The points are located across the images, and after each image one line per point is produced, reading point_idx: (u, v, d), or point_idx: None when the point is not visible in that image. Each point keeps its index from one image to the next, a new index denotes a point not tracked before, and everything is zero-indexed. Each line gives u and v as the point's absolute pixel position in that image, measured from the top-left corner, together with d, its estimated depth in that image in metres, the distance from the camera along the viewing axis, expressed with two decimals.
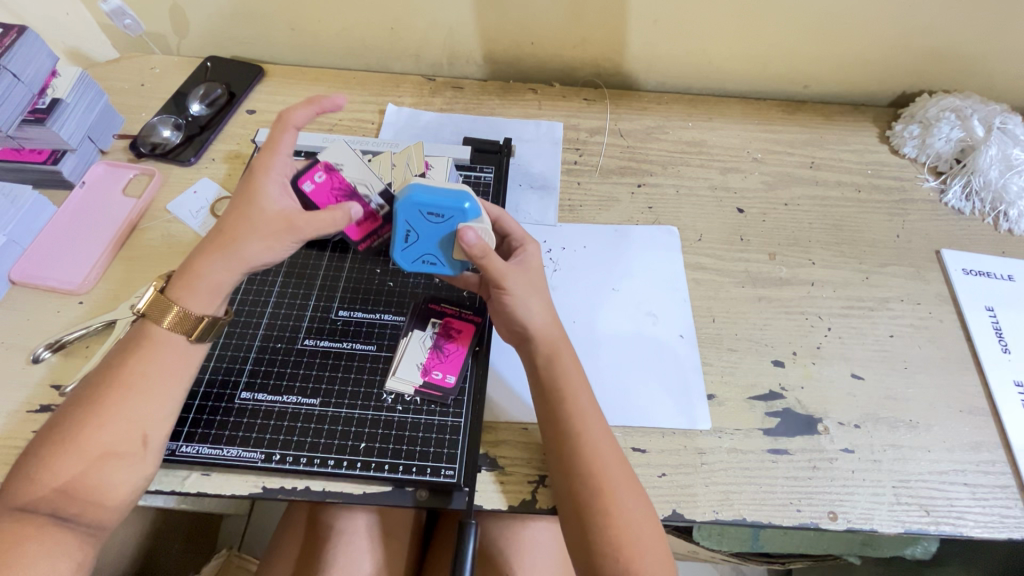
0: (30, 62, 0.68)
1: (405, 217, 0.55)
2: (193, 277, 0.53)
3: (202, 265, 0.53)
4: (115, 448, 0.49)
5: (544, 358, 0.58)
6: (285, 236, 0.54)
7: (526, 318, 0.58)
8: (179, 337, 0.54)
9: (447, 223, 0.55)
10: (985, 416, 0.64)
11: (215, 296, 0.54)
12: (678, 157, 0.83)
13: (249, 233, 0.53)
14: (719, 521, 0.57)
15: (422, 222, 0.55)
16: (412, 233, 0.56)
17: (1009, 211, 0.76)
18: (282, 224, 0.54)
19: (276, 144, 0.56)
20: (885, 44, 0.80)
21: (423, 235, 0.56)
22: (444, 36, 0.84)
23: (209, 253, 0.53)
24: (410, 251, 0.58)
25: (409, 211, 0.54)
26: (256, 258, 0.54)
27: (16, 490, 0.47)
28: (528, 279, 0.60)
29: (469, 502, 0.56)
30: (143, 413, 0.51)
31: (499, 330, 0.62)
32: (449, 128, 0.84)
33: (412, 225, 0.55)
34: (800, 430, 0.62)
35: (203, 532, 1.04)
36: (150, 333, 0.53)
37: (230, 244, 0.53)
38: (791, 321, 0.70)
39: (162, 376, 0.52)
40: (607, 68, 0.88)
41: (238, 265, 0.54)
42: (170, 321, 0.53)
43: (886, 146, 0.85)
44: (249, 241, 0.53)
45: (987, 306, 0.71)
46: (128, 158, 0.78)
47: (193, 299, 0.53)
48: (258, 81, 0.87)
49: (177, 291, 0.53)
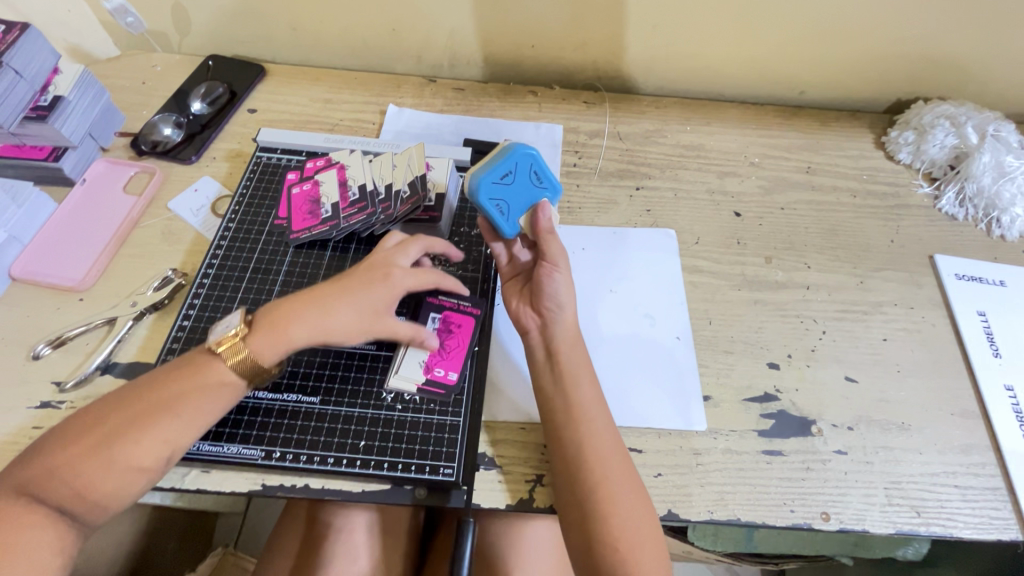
0: (33, 59, 0.68)
1: (517, 160, 0.60)
2: (265, 329, 0.55)
3: (275, 320, 0.55)
4: (134, 461, 0.49)
5: (564, 343, 0.59)
6: (363, 325, 0.57)
7: (563, 301, 0.60)
8: (235, 382, 0.54)
9: (538, 190, 0.61)
10: (975, 419, 0.65)
11: (277, 353, 0.55)
12: (676, 160, 0.84)
13: (329, 308, 0.56)
14: (714, 521, 0.58)
15: (525, 177, 0.60)
16: (511, 176, 0.60)
17: (1002, 217, 0.77)
18: (370, 317, 0.57)
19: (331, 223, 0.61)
20: (881, 51, 0.81)
21: (517, 185, 0.60)
22: (445, 37, 0.84)
23: (286, 314, 0.56)
24: (496, 188, 0.59)
25: (523, 159, 0.60)
26: (306, 337, 0.56)
27: (27, 471, 0.47)
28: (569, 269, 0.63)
29: (467, 501, 0.56)
30: (174, 431, 0.51)
31: (524, 315, 0.63)
32: (449, 129, 0.84)
33: (515, 170, 0.60)
34: (794, 432, 0.63)
35: (199, 530, 1.04)
36: (204, 365, 0.54)
37: (297, 316, 0.55)
38: (786, 324, 0.71)
39: (202, 406, 0.53)
40: (606, 72, 0.88)
41: (286, 342, 0.55)
42: (234, 361, 0.54)
43: (881, 152, 0.86)
44: (344, 301, 0.56)
45: (978, 311, 0.72)
46: (129, 156, 0.79)
47: (261, 350, 0.54)
48: (259, 80, 0.88)
49: (255, 335, 0.55)
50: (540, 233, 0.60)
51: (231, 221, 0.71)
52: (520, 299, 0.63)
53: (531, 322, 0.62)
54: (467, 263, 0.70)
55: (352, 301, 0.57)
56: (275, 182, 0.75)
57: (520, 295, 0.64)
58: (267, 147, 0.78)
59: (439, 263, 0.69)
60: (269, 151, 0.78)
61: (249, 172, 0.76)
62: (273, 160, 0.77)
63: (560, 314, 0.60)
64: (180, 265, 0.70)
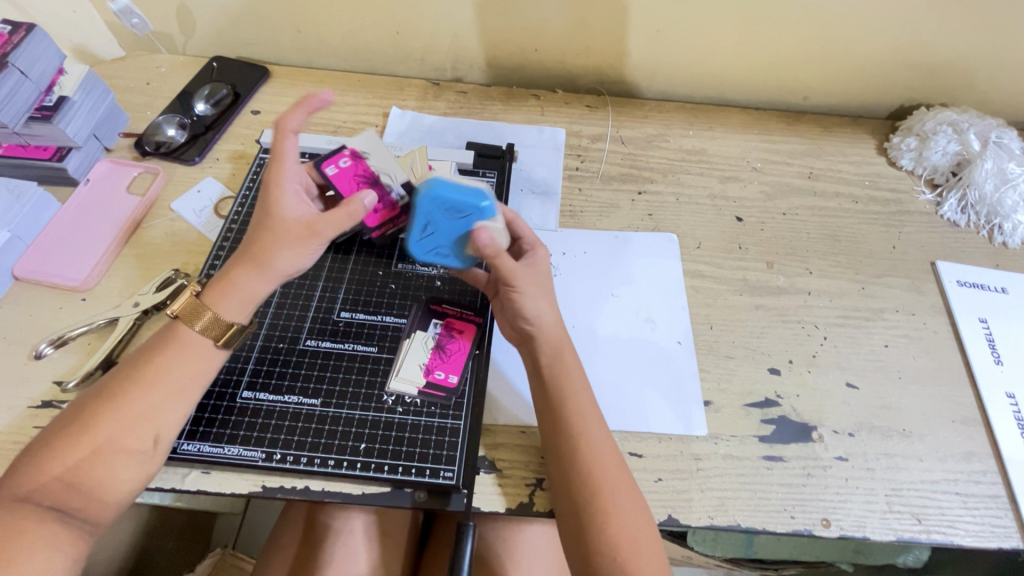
0: (37, 59, 0.68)
1: (427, 209, 0.57)
2: (228, 285, 0.55)
3: (236, 275, 0.55)
4: (125, 445, 0.50)
5: (549, 357, 0.59)
6: (308, 241, 0.55)
7: (534, 313, 0.59)
8: (208, 341, 0.55)
9: (466, 220, 0.57)
10: (976, 426, 0.65)
11: (249, 303, 0.55)
12: (679, 165, 0.84)
13: (276, 242, 0.54)
14: (714, 526, 0.58)
15: (444, 216, 0.57)
16: (431, 225, 0.58)
17: (1004, 224, 0.77)
18: (302, 230, 0.55)
19: (282, 155, 0.56)
20: (884, 58, 0.81)
21: (442, 227, 0.58)
22: (449, 40, 0.85)
23: (243, 264, 0.55)
24: (426, 243, 0.60)
25: (432, 203, 0.56)
26: (287, 265, 0.55)
27: (21, 479, 0.47)
28: (539, 277, 0.62)
29: (467, 505, 0.56)
30: (162, 413, 0.52)
31: (503, 327, 0.63)
32: (452, 132, 0.85)
33: (431, 218, 0.58)
34: (795, 438, 0.63)
35: (197, 531, 1.04)
36: (179, 332, 0.54)
37: (263, 255, 0.54)
38: (788, 330, 0.71)
39: (186, 376, 0.53)
40: (609, 76, 0.88)
41: (273, 276, 0.55)
42: (201, 323, 0.54)
43: (884, 158, 0.86)
44: (281, 245, 0.54)
45: (980, 317, 0.72)
46: (133, 156, 0.79)
47: (228, 306, 0.55)
48: (263, 82, 0.88)
49: (213, 296, 0.55)
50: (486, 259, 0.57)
51: (233, 223, 0.72)
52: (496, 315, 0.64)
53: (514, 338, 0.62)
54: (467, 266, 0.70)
55: (286, 241, 0.54)
56: None
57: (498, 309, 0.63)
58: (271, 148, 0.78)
59: (442, 267, 0.70)
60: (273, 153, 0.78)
61: (252, 174, 0.76)
62: None
63: (535, 329, 0.60)
64: (182, 266, 0.70)
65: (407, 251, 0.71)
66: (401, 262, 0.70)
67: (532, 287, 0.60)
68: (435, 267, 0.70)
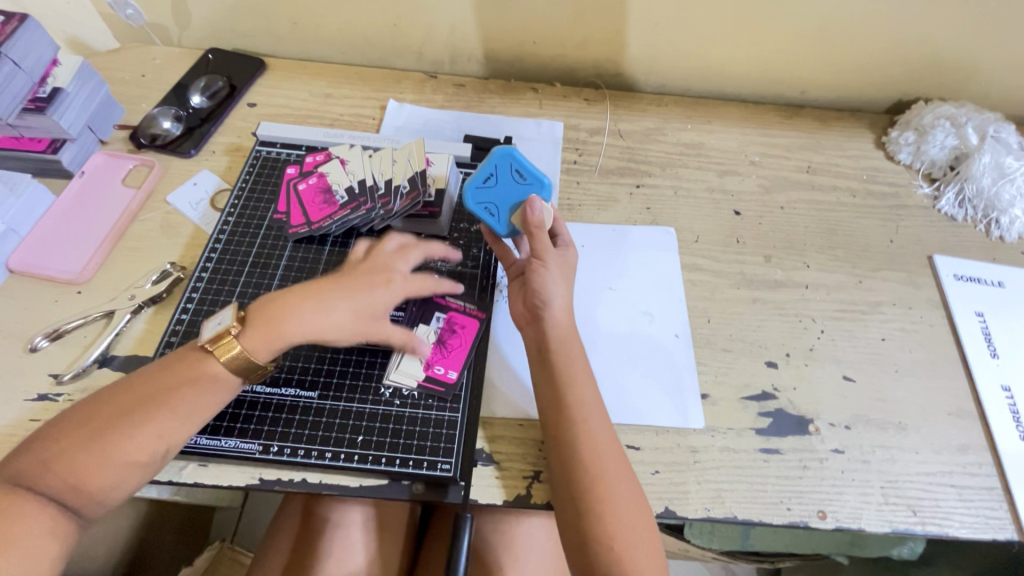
0: (30, 50, 0.67)
1: (496, 162, 0.63)
2: (274, 314, 0.56)
3: (281, 310, 0.56)
4: (129, 455, 0.49)
5: (555, 341, 0.59)
6: (363, 293, 0.58)
7: (551, 293, 0.60)
8: (233, 378, 0.55)
9: (525, 186, 0.63)
10: (972, 419, 0.65)
11: (276, 346, 0.55)
12: (677, 158, 0.84)
13: (345, 291, 0.57)
14: (711, 518, 0.58)
15: (508, 175, 0.63)
16: (493, 178, 0.63)
17: (1001, 218, 0.78)
18: (378, 287, 0.59)
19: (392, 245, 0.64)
20: (883, 51, 0.81)
21: (501, 185, 0.63)
22: (447, 33, 0.84)
23: (305, 297, 0.56)
24: (480, 194, 0.63)
25: (503, 159, 0.63)
26: (334, 318, 0.56)
27: (24, 473, 0.47)
28: (565, 265, 0.63)
29: (464, 497, 0.56)
30: (175, 432, 0.51)
31: (516, 307, 0.63)
32: (450, 125, 0.84)
33: (497, 172, 0.63)
34: (792, 430, 0.63)
35: (196, 525, 1.04)
36: (205, 360, 0.54)
37: (329, 299, 0.57)
38: (785, 323, 0.71)
39: (203, 402, 0.53)
40: (607, 69, 0.88)
41: (310, 328, 0.56)
42: (228, 357, 0.54)
43: (882, 152, 0.86)
44: (342, 294, 0.57)
45: (976, 311, 0.72)
46: (128, 148, 0.78)
47: (258, 342, 0.55)
48: (260, 74, 0.87)
49: (253, 340, 0.55)
50: (529, 227, 0.61)
51: (230, 215, 0.71)
52: (514, 294, 0.64)
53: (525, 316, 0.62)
54: (466, 260, 0.70)
55: (353, 297, 0.57)
56: (275, 176, 0.75)
57: (516, 288, 0.64)
58: (267, 141, 0.78)
59: (439, 260, 0.70)
60: (269, 146, 0.78)
61: (249, 167, 0.75)
62: (272, 154, 0.77)
63: (550, 310, 0.60)
64: (179, 259, 0.70)
65: None
66: None
67: (558, 271, 0.61)
68: (433, 260, 0.69)
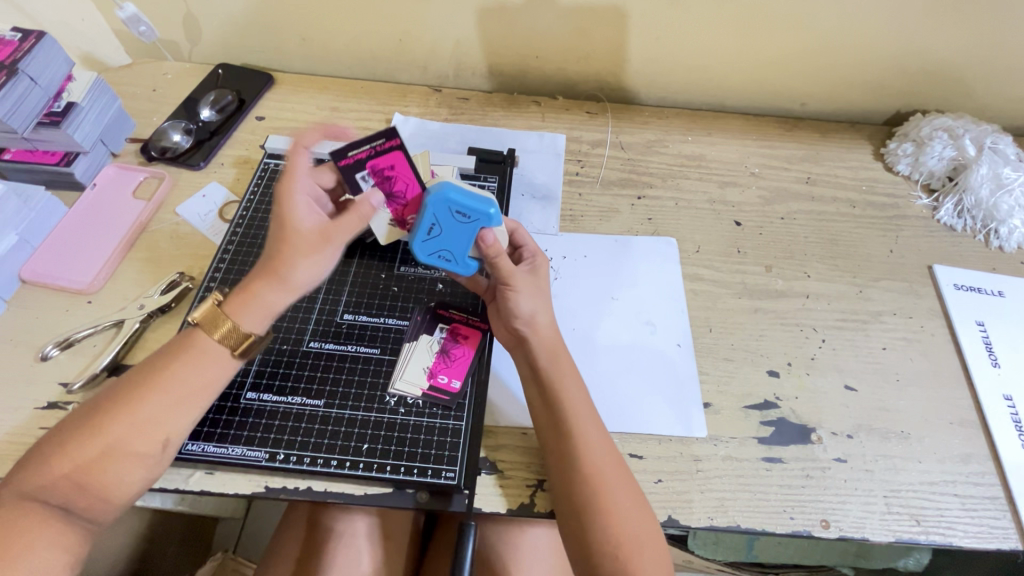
0: (47, 66, 0.69)
1: (434, 210, 0.57)
2: (249, 297, 0.55)
3: (256, 287, 0.55)
4: (133, 448, 0.50)
5: (544, 358, 0.59)
6: (323, 248, 0.56)
7: (528, 312, 0.61)
8: (225, 351, 0.55)
9: (471, 225, 0.58)
10: (974, 428, 0.65)
11: (269, 315, 0.56)
12: (677, 170, 0.85)
13: (293, 252, 0.55)
14: (714, 527, 0.58)
15: (450, 220, 0.58)
16: (436, 227, 0.58)
17: (1000, 228, 0.78)
18: (317, 239, 0.56)
19: (294, 168, 0.59)
20: (879, 65, 0.82)
21: (448, 231, 0.58)
22: (451, 48, 0.86)
23: (263, 276, 0.55)
24: (430, 245, 0.60)
25: (439, 206, 0.57)
26: (306, 277, 0.56)
27: (28, 476, 0.48)
28: (538, 282, 0.63)
29: (468, 505, 0.57)
30: (172, 418, 0.52)
31: (497, 331, 0.64)
32: (454, 137, 0.86)
33: (437, 220, 0.58)
34: (794, 439, 0.64)
35: (199, 535, 1.04)
36: (197, 342, 0.55)
37: (281, 269, 0.55)
38: (786, 332, 0.71)
39: (199, 383, 0.54)
40: (608, 82, 0.90)
41: (293, 288, 0.56)
42: (221, 333, 0.55)
43: (881, 163, 0.87)
44: (301, 258, 0.55)
45: (977, 321, 0.72)
46: (139, 161, 0.80)
47: (248, 319, 0.55)
48: (268, 88, 0.89)
49: (233, 308, 0.55)
50: (491, 258, 0.59)
51: (238, 227, 0.73)
52: (491, 318, 0.65)
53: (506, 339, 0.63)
54: None
55: (307, 254, 0.55)
56: None
57: (492, 312, 0.64)
58: (275, 154, 0.80)
59: (444, 270, 0.70)
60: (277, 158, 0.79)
61: (257, 178, 0.77)
62: (281, 166, 0.78)
63: (529, 330, 0.61)
64: (187, 269, 0.71)
65: (410, 254, 0.72)
66: (403, 265, 0.71)
67: (529, 289, 0.62)
68: (437, 270, 0.70)
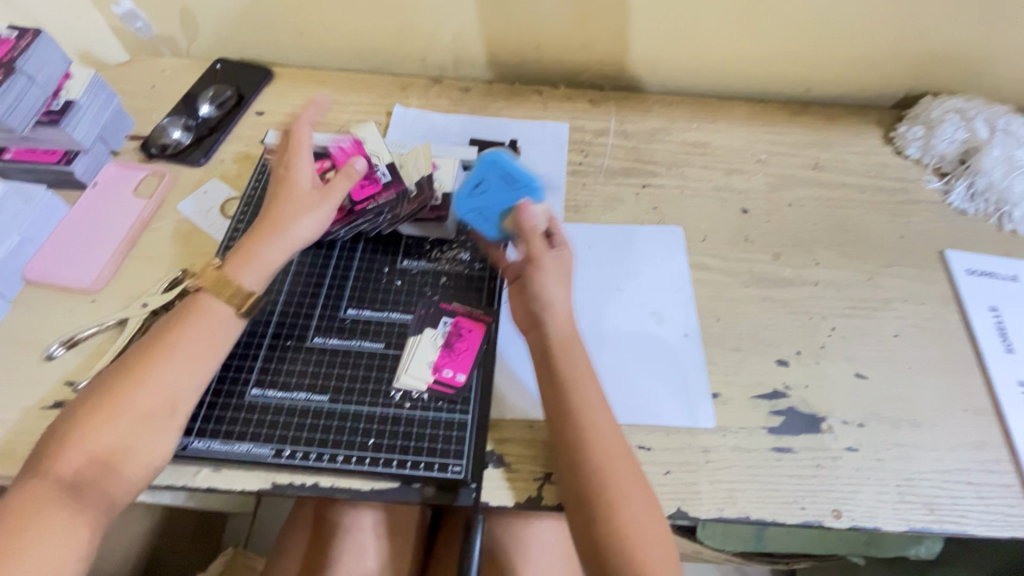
0: (44, 64, 0.69)
1: (483, 170, 0.65)
2: (248, 257, 0.58)
3: (253, 245, 0.58)
4: (141, 410, 0.51)
5: (560, 347, 0.58)
6: (320, 206, 0.60)
7: (552, 300, 0.60)
8: (228, 310, 0.56)
9: (514, 193, 0.64)
10: (988, 415, 0.64)
11: (266, 272, 0.58)
12: (682, 158, 0.84)
13: (291, 208, 0.60)
14: (723, 518, 0.58)
15: (498, 184, 0.65)
16: (482, 184, 0.65)
17: (1013, 212, 0.77)
18: (316, 197, 0.61)
19: (293, 135, 0.64)
20: (887, 47, 0.80)
21: (491, 193, 0.65)
22: (450, 38, 0.85)
23: (260, 238, 0.58)
24: (472, 200, 0.66)
25: (488, 167, 0.65)
26: (304, 233, 0.60)
27: (42, 458, 0.49)
28: (564, 269, 0.62)
29: (475, 499, 0.56)
30: (179, 379, 0.53)
31: (515, 311, 0.63)
32: (455, 129, 0.85)
33: (484, 179, 0.65)
34: (804, 429, 0.63)
35: (209, 531, 1.05)
36: (201, 302, 0.56)
37: (282, 223, 0.59)
38: (795, 321, 0.70)
39: (203, 336, 0.55)
40: (611, 70, 0.88)
41: (287, 241, 0.59)
42: (221, 292, 0.56)
43: (890, 147, 0.85)
44: (296, 213, 0.59)
45: (990, 306, 0.71)
46: (139, 158, 0.79)
47: (247, 275, 0.57)
48: (267, 83, 0.88)
49: (232, 266, 0.57)
50: (524, 230, 0.61)
51: (240, 223, 0.72)
52: (512, 299, 0.64)
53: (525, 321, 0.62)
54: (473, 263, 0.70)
55: (303, 208, 0.60)
56: None
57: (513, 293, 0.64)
58: (275, 149, 0.79)
59: (447, 263, 0.70)
60: (277, 153, 0.79)
61: (257, 174, 0.76)
62: (281, 161, 0.78)
63: (550, 316, 0.60)
64: (190, 266, 0.71)
65: (413, 247, 0.71)
66: (406, 259, 0.70)
67: (555, 274, 0.61)
68: (441, 263, 0.70)
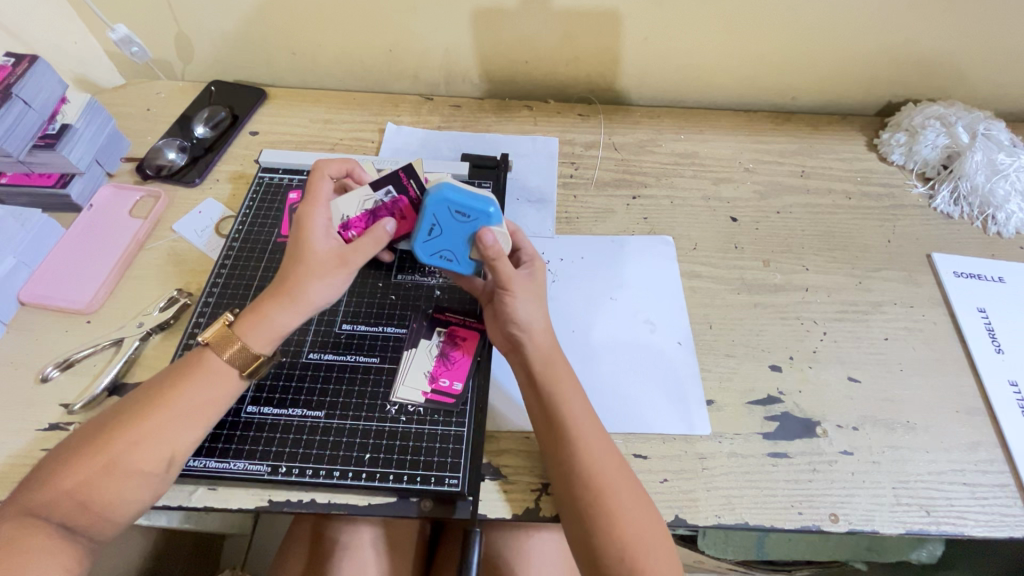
0: (40, 89, 0.70)
1: (434, 210, 0.57)
2: (260, 318, 0.55)
3: (270, 308, 0.55)
4: (135, 465, 0.50)
5: (538, 364, 0.59)
6: (338, 271, 0.56)
7: (526, 319, 0.59)
8: (233, 370, 0.55)
9: (471, 224, 0.58)
10: (981, 416, 0.65)
11: (278, 337, 0.56)
12: (671, 168, 0.85)
13: (308, 275, 0.55)
14: (721, 525, 0.58)
15: (450, 220, 0.58)
16: (436, 228, 0.59)
17: (997, 214, 0.78)
18: (335, 261, 0.56)
19: (314, 191, 0.60)
20: (868, 57, 0.82)
21: (447, 231, 0.59)
22: (441, 56, 0.86)
23: (276, 299, 0.55)
24: (432, 245, 0.60)
25: (439, 205, 0.57)
26: (318, 299, 0.56)
27: (34, 492, 0.48)
28: (535, 286, 0.61)
29: (473, 511, 0.56)
30: (174, 436, 0.52)
31: (494, 336, 0.63)
32: (447, 144, 0.86)
33: (437, 219, 0.58)
34: (799, 433, 0.63)
35: (206, 553, 1.04)
36: (206, 361, 0.55)
37: (293, 288, 0.55)
38: (787, 326, 0.71)
39: (203, 400, 0.53)
40: (599, 84, 0.90)
41: (304, 309, 0.56)
42: (230, 353, 0.55)
43: (874, 154, 0.87)
44: (311, 277, 0.55)
45: (978, 308, 0.72)
46: (135, 180, 0.80)
47: (257, 339, 0.55)
48: (261, 104, 0.90)
49: (244, 328, 0.55)
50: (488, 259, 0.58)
51: (235, 241, 0.73)
52: (489, 322, 0.64)
53: (505, 345, 0.62)
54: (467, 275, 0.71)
55: (315, 273, 0.55)
56: (278, 201, 0.77)
57: (490, 317, 0.64)
58: (270, 167, 0.80)
59: (440, 277, 0.71)
60: (271, 172, 0.79)
61: (252, 192, 0.77)
62: (274, 180, 0.79)
63: (526, 337, 0.59)
64: (185, 285, 0.71)
65: (406, 262, 0.72)
66: (400, 273, 0.71)
67: (526, 295, 0.60)
68: (434, 277, 0.70)
